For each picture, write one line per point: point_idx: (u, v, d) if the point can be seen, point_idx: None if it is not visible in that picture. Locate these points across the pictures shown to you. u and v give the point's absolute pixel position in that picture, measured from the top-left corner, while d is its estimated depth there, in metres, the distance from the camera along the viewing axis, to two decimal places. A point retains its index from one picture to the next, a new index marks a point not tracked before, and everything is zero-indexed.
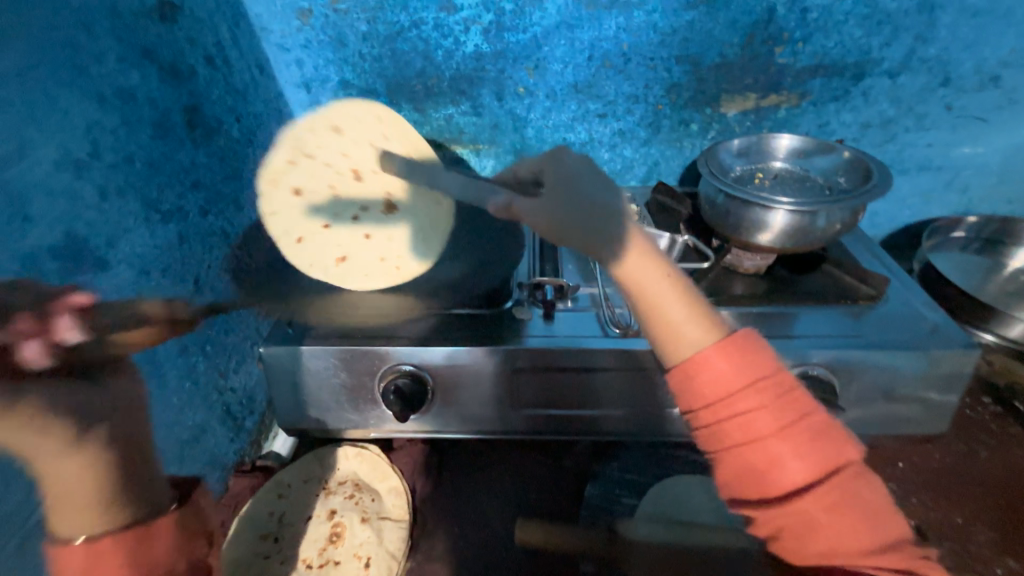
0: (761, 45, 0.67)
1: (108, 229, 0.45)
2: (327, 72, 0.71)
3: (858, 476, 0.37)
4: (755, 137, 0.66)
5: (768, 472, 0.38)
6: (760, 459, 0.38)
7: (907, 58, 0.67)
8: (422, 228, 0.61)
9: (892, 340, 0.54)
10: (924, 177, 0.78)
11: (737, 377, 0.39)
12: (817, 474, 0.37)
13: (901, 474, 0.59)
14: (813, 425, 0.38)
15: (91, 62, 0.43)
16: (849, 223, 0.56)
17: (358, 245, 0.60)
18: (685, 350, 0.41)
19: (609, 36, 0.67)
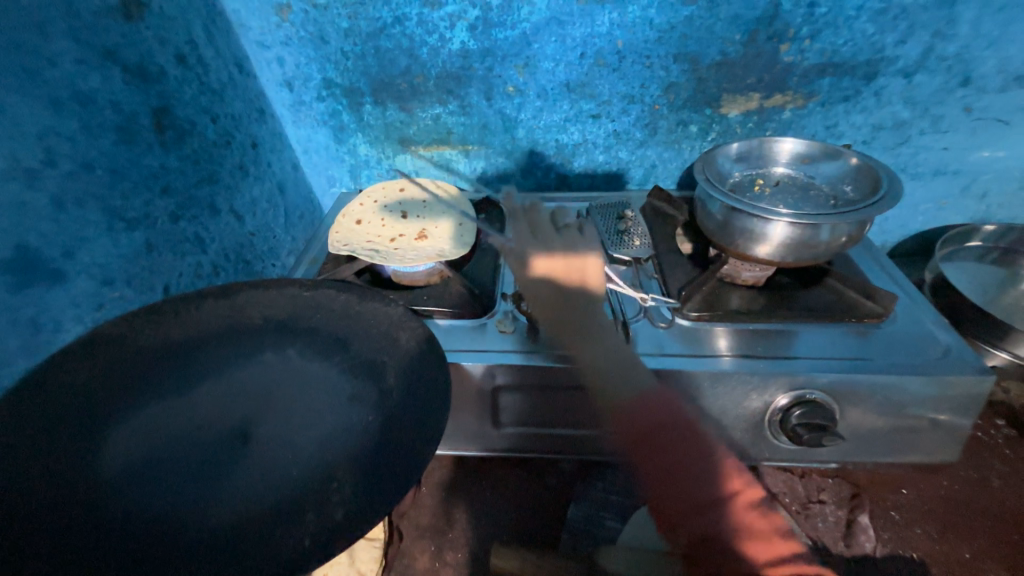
0: (766, 42, 0.62)
1: (63, 239, 0.43)
2: (309, 70, 0.69)
3: (747, 505, 0.39)
4: (756, 141, 0.62)
5: (669, 496, 0.40)
6: (661, 483, 0.41)
7: (924, 55, 0.62)
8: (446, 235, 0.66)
9: (897, 363, 0.51)
10: (938, 182, 0.74)
11: (656, 417, 0.43)
12: (718, 511, 0.39)
13: (904, 502, 0.57)
14: (707, 459, 0.41)
15: (43, 65, 0.41)
16: (856, 236, 0.52)
17: (383, 238, 0.66)
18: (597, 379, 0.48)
19: (602, 33, 0.63)
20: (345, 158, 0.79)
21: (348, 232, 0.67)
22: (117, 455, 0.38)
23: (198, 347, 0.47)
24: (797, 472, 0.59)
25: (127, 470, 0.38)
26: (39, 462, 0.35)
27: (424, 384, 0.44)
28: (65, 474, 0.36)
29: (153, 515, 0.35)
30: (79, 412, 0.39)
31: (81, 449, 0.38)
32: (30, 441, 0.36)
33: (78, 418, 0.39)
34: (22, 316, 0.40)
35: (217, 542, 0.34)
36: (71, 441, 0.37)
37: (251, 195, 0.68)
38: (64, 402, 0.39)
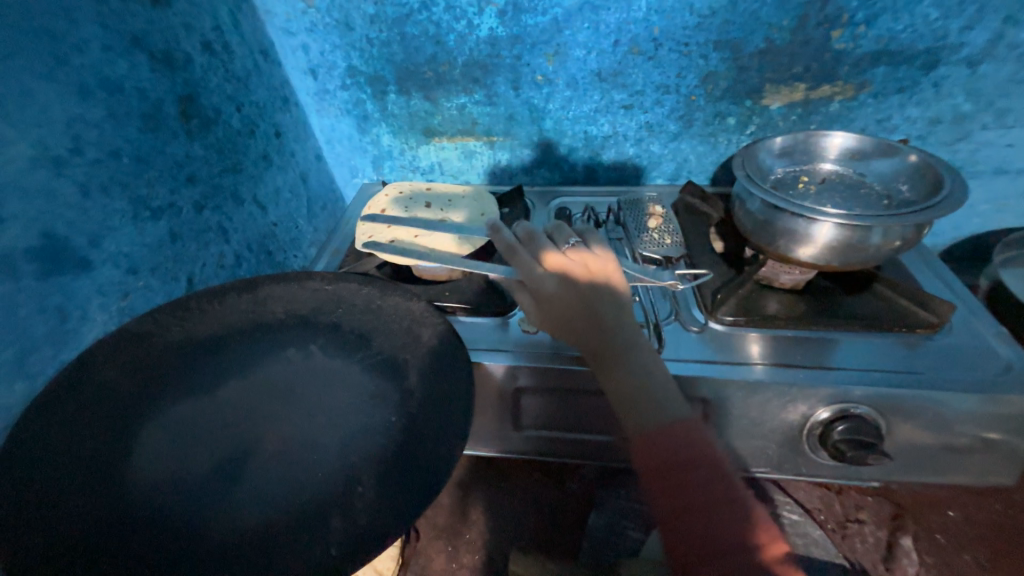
0: (815, 28, 0.58)
1: (91, 228, 0.43)
2: (334, 58, 0.68)
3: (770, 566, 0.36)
4: (802, 135, 0.58)
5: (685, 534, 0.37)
6: (676, 517, 0.38)
7: (993, 43, 0.57)
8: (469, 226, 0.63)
9: (952, 378, 0.47)
10: (998, 181, 0.69)
11: (682, 452, 0.40)
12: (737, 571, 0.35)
13: (951, 525, 0.53)
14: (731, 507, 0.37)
15: (70, 51, 0.41)
16: (911, 239, 0.48)
17: (405, 229, 0.64)
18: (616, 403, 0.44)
19: (638, 19, 0.60)
20: (367, 149, 0.78)
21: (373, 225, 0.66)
22: (144, 452, 0.38)
23: (224, 343, 0.47)
24: (834, 488, 0.57)
25: (154, 467, 0.37)
26: (73, 459, 0.36)
27: (445, 384, 0.43)
28: (92, 469, 0.36)
29: (178, 514, 0.35)
30: (104, 410, 0.40)
31: (111, 446, 0.38)
32: (65, 440, 0.37)
33: (110, 415, 0.40)
34: (49, 304, 0.40)
35: (241, 544, 0.33)
36: (102, 438, 0.38)
37: (274, 185, 0.67)
38: (91, 401, 0.40)
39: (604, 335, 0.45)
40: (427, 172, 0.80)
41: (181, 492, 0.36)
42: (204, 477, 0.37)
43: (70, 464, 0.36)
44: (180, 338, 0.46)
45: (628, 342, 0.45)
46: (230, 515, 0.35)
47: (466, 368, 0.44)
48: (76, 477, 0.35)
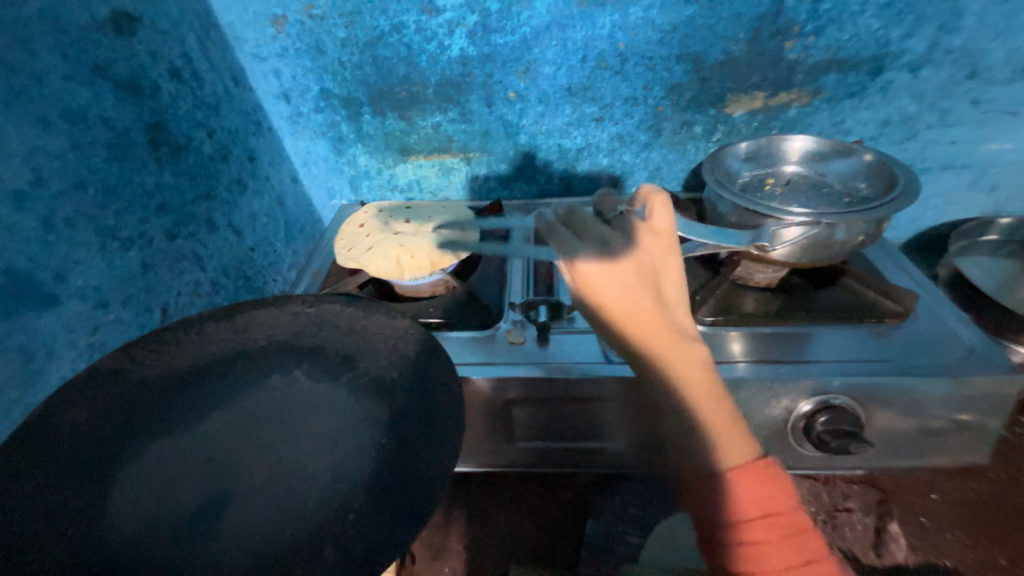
0: (769, 40, 0.62)
1: (56, 262, 0.41)
2: (306, 82, 0.68)
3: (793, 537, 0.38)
4: (765, 139, 0.61)
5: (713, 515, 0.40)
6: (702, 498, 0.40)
7: (930, 49, 0.61)
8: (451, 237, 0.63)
9: (922, 363, 0.50)
10: (947, 176, 0.73)
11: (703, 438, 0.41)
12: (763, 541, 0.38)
13: (933, 507, 0.55)
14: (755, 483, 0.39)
15: (30, 82, 0.40)
16: (873, 233, 0.50)
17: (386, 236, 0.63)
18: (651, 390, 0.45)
19: (603, 35, 0.62)
20: (344, 170, 0.78)
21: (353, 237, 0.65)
22: (125, 495, 0.37)
23: (204, 374, 0.46)
24: (821, 479, 0.58)
25: (136, 510, 0.36)
26: (46, 508, 0.34)
27: (433, 400, 0.42)
28: (69, 514, 0.34)
29: (161, 558, 0.33)
30: (80, 451, 0.38)
31: (89, 491, 0.36)
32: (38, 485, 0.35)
33: (86, 456, 0.38)
34: (11, 344, 0.38)
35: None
36: (79, 482, 0.36)
37: (249, 209, 0.66)
38: (64, 441, 0.38)
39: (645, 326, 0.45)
40: (405, 190, 0.80)
41: (168, 533, 0.35)
42: (191, 517, 0.36)
43: (43, 513, 0.34)
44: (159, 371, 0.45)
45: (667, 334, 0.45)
46: (220, 555, 0.34)
47: (454, 382, 0.44)
48: (48, 527, 0.33)
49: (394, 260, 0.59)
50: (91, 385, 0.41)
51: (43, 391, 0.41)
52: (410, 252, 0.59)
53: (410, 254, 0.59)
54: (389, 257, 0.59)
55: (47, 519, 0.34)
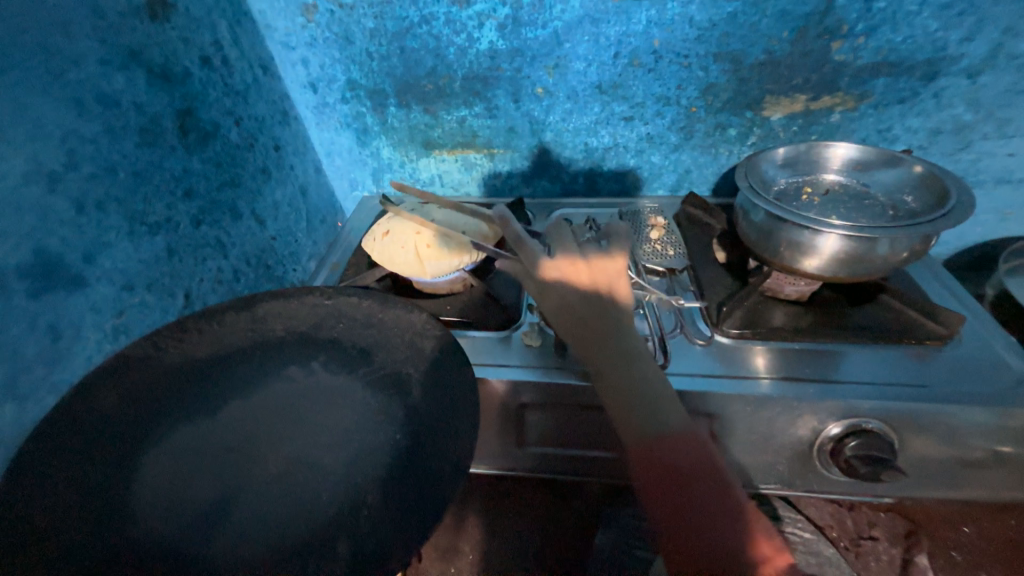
0: (815, 40, 0.58)
1: (85, 245, 0.42)
2: (334, 72, 0.68)
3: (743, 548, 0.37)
4: (804, 145, 0.58)
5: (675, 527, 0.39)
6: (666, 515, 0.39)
7: (992, 54, 0.57)
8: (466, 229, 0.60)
9: (966, 391, 0.47)
10: (1000, 191, 0.69)
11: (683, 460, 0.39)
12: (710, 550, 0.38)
13: (966, 542, 0.52)
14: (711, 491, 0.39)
15: (67, 65, 0.40)
16: (919, 250, 0.47)
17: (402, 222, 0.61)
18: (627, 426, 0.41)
19: (638, 31, 0.60)
20: (367, 162, 0.78)
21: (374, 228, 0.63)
22: (146, 482, 0.37)
23: (225, 364, 0.46)
24: (845, 505, 0.56)
25: (156, 498, 0.36)
26: (72, 491, 0.35)
27: (450, 403, 0.42)
28: (94, 497, 0.35)
29: (179, 546, 0.34)
30: (106, 433, 0.39)
31: (114, 474, 0.37)
32: (67, 466, 0.36)
33: (113, 440, 0.39)
34: (40, 323, 0.39)
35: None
36: (104, 466, 0.37)
37: (273, 198, 0.67)
38: (92, 424, 0.39)
39: (609, 333, 0.45)
40: (427, 184, 0.79)
41: (181, 525, 0.35)
42: (206, 506, 0.36)
43: (68, 497, 0.34)
44: (184, 358, 0.45)
45: (632, 348, 0.44)
46: (236, 548, 0.34)
47: (467, 384, 0.43)
48: (73, 512, 0.34)
49: (411, 251, 0.57)
50: (116, 371, 0.42)
51: (68, 371, 0.42)
52: (426, 241, 0.58)
53: (427, 245, 0.57)
54: (407, 248, 0.58)
55: (72, 504, 0.34)
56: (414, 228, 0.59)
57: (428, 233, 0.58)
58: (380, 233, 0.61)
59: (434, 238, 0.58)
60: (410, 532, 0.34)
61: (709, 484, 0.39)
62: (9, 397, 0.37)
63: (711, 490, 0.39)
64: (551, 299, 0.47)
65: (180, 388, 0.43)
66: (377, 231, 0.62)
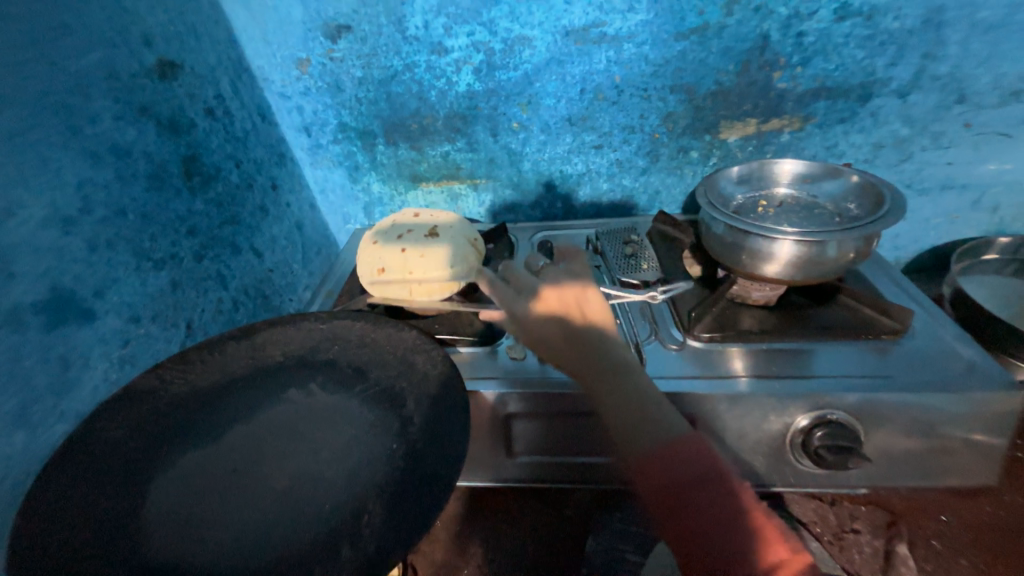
0: (758, 71, 0.65)
1: (96, 281, 0.46)
2: (326, 116, 0.74)
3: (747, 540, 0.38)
4: (756, 163, 0.63)
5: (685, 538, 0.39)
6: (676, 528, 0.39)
7: (917, 76, 0.64)
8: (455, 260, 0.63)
9: (921, 381, 0.50)
10: (946, 197, 0.74)
11: (680, 469, 0.40)
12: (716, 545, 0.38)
13: (945, 530, 0.54)
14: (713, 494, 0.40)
15: (85, 122, 0.45)
16: (864, 251, 0.52)
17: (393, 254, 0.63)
18: (630, 447, 0.43)
19: (600, 70, 0.66)
20: (358, 197, 0.83)
21: (367, 251, 0.66)
22: (156, 508, 0.39)
23: (229, 390, 0.49)
24: (827, 500, 0.58)
25: (168, 519, 0.38)
26: (90, 517, 0.37)
27: (440, 411, 0.45)
28: (110, 520, 0.37)
29: (195, 561, 0.36)
30: (120, 463, 0.41)
31: (129, 500, 0.39)
32: (85, 495, 0.38)
33: (126, 469, 0.41)
34: (53, 353, 0.42)
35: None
36: (118, 493, 0.39)
37: (270, 233, 0.71)
38: (106, 456, 0.41)
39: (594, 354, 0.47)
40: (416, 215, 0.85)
41: (205, 549, 0.37)
42: (218, 527, 0.38)
43: (83, 525, 0.36)
44: (192, 388, 0.48)
45: (619, 361, 0.46)
46: (246, 560, 0.36)
47: (455, 395, 0.46)
48: (91, 538, 0.36)
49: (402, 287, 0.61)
50: (125, 405, 0.44)
51: (78, 399, 0.44)
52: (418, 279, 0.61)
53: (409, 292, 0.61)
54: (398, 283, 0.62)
55: (89, 531, 0.36)
56: (404, 268, 0.62)
57: (419, 271, 0.61)
58: (373, 266, 0.64)
59: (425, 276, 0.61)
60: (408, 529, 0.36)
61: (715, 490, 0.40)
62: (22, 424, 0.40)
63: (717, 496, 0.40)
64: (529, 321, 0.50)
65: (189, 416, 0.46)
66: (371, 261, 0.64)
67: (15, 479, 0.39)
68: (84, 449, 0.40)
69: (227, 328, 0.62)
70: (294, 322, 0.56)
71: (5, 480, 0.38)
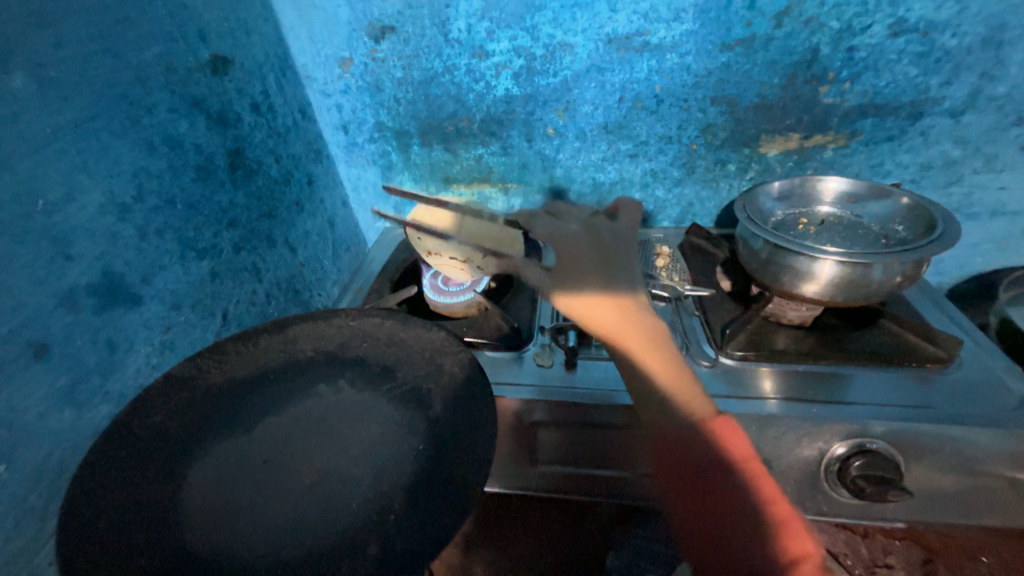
0: (804, 85, 0.63)
1: (144, 268, 0.47)
2: (364, 115, 0.75)
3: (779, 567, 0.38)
4: (799, 179, 0.62)
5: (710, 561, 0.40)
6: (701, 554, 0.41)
7: (972, 96, 0.61)
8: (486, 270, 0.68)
9: (968, 413, 0.48)
10: (995, 222, 0.71)
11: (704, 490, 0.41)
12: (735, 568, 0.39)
13: (986, 572, 0.51)
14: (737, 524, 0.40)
15: (143, 113, 0.47)
16: (912, 275, 0.50)
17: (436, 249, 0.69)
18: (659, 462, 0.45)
19: (640, 79, 0.66)
20: (390, 195, 0.84)
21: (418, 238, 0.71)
22: (194, 493, 0.40)
23: (262, 382, 0.50)
24: (859, 531, 0.56)
25: (203, 506, 0.39)
26: (130, 500, 0.38)
27: (469, 414, 0.45)
28: (148, 503, 0.38)
29: (227, 550, 0.36)
30: (158, 448, 0.42)
31: (166, 484, 0.40)
32: (125, 478, 0.39)
33: (163, 455, 0.41)
34: (102, 336, 0.43)
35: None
36: (156, 477, 0.40)
37: (304, 227, 0.72)
38: (146, 441, 0.42)
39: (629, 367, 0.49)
40: None
41: (240, 524, 0.38)
42: (250, 517, 0.39)
43: (123, 506, 0.37)
44: (226, 378, 0.49)
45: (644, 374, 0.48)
46: (275, 552, 0.36)
47: (484, 399, 0.45)
48: (131, 520, 0.36)
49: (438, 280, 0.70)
50: (164, 390, 0.45)
51: (121, 381, 0.46)
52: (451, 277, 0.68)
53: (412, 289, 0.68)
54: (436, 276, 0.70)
55: (128, 513, 0.37)
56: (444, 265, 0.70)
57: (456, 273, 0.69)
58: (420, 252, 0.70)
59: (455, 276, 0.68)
60: (435, 531, 0.36)
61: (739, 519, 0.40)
62: (70, 403, 0.41)
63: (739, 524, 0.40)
64: (572, 275, 0.57)
65: (223, 407, 0.47)
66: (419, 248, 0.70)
67: (61, 456, 0.40)
68: (125, 430, 0.41)
69: (260, 320, 0.63)
70: (325, 316, 0.57)
71: (51, 457, 0.40)
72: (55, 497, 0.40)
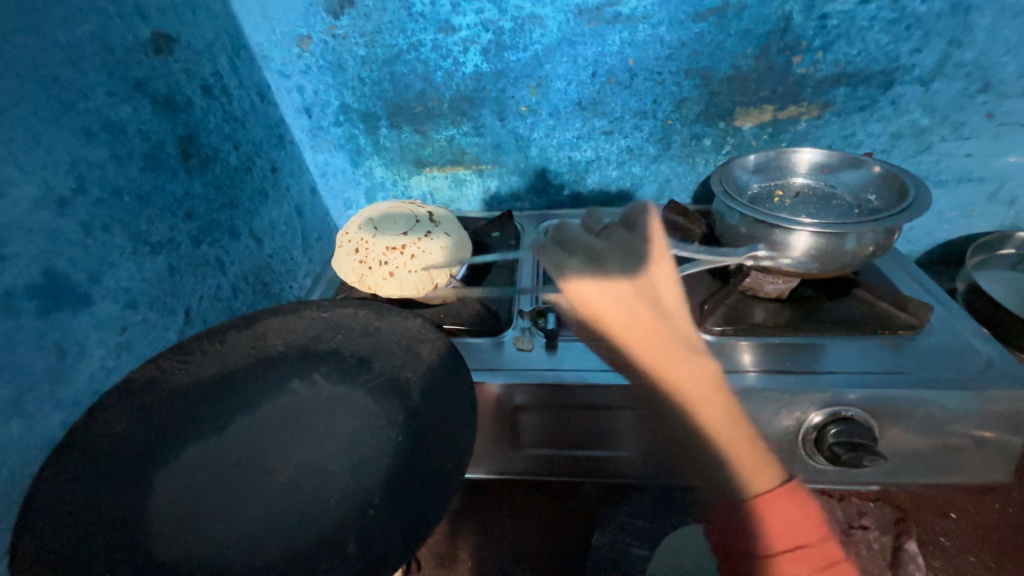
0: (777, 55, 0.62)
1: (92, 265, 0.44)
2: (327, 97, 0.71)
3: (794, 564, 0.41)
4: (774, 151, 0.62)
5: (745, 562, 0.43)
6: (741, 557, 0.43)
7: (941, 63, 0.62)
8: (416, 281, 0.60)
9: (938, 377, 0.49)
10: (963, 189, 0.73)
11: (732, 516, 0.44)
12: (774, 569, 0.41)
13: (953, 527, 0.53)
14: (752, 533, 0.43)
15: (77, 97, 0.43)
16: (884, 245, 0.50)
17: (386, 244, 0.60)
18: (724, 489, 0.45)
19: (613, 52, 0.64)
20: (361, 182, 0.81)
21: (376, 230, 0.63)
22: (162, 500, 0.38)
23: (231, 382, 0.47)
24: (835, 495, 0.57)
25: (173, 514, 0.37)
26: (92, 511, 0.36)
27: (447, 404, 0.43)
28: (113, 514, 0.36)
29: (200, 558, 0.35)
30: (122, 457, 0.40)
31: (131, 493, 0.38)
32: (86, 490, 0.37)
33: (127, 462, 0.39)
34: (47, 340, 0.41)
35: None
36: (120, 487, 0.38)
37: (270, 218, 0.69)
38: (108, 448, 0.39)
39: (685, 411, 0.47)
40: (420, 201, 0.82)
41: (214, 532, 0.36)
42: (223, 528, 0.37)
43: (85, 519, 0.35)
44: (192, 379, 0.46)
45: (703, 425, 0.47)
46: (251, 557, 0.35)
47: (463, 386, 0.44)
48: (93, 535, 0.35)
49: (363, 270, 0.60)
50: (123, 395, 0.43)
51: (73, 387, 0.43)
52: (383, 272, 0.59)
53: (359, 247, 0.61)
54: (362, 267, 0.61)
55: (91, 526, 0.35)
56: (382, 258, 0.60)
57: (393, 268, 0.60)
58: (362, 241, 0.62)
59: (391, 273, 0.59)
60: (415, 525, 0.35)
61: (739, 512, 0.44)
62: (16, 414, 0.38)
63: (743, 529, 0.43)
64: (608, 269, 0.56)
65: (189, 409, 0.44)
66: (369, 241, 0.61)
67: (10, 470, 0.38)
68: (85, 438, 0.39)
69: (227, 315, 0.61)
70: (295, 310, 0.54)
71: (0, 471, 0.37)
72: (9, 511, 0.38)
